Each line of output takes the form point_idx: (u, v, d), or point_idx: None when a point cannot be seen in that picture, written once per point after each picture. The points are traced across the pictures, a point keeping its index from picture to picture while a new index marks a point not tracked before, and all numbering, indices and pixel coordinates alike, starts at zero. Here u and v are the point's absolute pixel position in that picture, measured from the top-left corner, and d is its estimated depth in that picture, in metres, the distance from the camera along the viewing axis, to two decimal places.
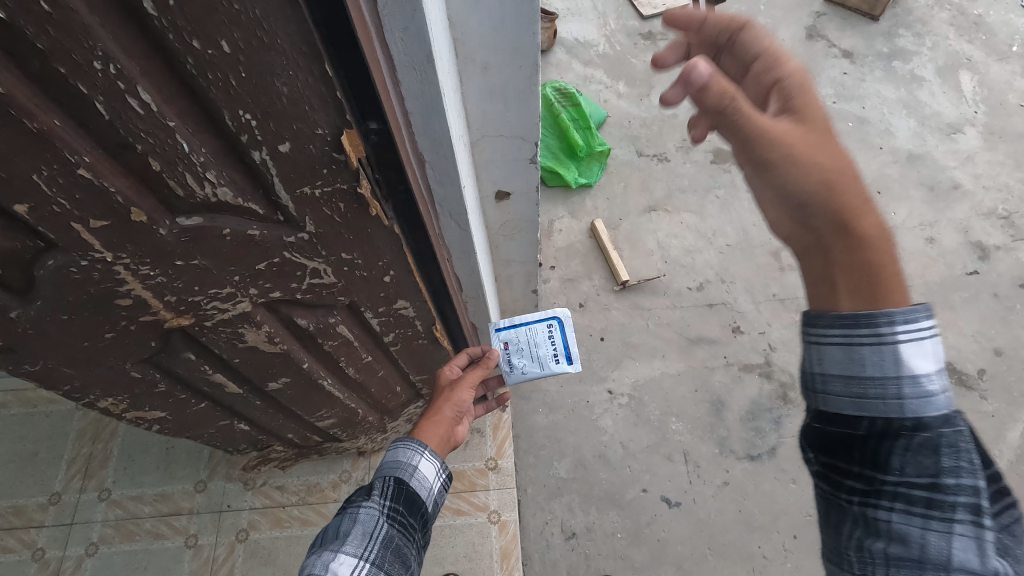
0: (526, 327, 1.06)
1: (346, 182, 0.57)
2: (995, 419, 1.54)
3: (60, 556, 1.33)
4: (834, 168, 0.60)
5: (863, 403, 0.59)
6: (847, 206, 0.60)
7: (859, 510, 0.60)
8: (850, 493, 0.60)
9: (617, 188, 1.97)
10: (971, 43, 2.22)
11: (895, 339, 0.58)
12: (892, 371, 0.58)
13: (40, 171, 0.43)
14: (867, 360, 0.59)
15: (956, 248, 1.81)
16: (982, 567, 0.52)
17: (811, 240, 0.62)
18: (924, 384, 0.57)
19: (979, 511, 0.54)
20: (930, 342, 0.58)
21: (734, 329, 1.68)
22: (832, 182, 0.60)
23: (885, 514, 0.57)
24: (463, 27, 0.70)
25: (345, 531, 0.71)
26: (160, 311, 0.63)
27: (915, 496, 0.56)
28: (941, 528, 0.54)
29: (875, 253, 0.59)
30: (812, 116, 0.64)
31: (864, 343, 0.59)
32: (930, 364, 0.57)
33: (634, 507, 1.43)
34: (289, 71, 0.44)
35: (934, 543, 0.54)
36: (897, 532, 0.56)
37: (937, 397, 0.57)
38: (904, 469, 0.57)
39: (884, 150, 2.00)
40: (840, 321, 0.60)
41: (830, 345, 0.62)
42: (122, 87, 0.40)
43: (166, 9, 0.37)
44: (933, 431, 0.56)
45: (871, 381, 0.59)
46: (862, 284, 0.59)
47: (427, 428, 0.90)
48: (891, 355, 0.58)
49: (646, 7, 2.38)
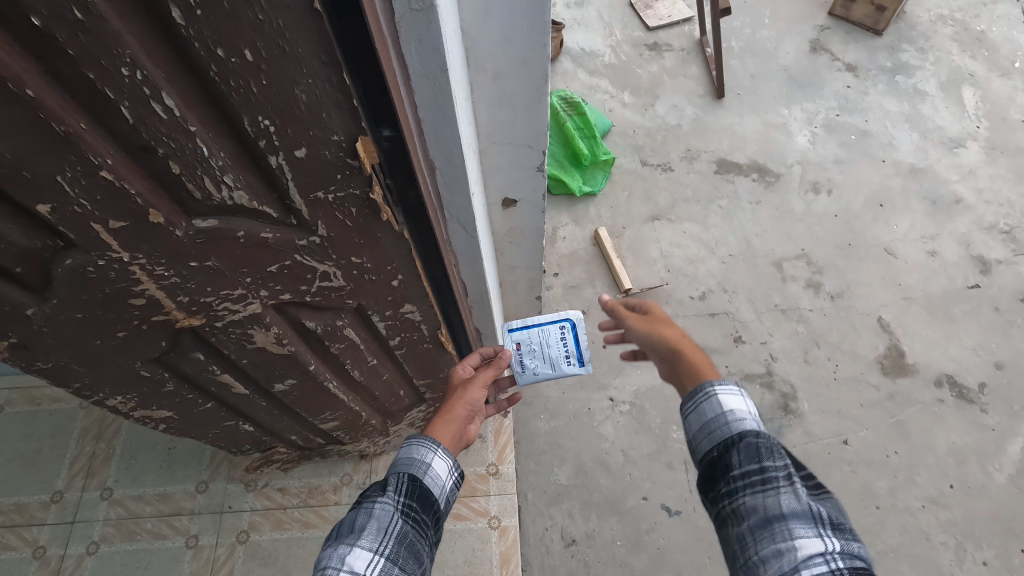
0: (538, 328, 1.11)
1: (359, 187, 0.58)
2: (995, 432, 1.54)
3: (60, 554, 1.33)
4: (664, 330, 0.94)
5: (709, 438, 0.73)
6: (678, 344, 0.90)
7: (729, 505, 0.66)
8: (722, 499, 0.67)
9: (620, 196, 1.98)
10: (974, 59, 2.24)
11: (714, 389, 0.76)
12: (718, 410, 0.74)
13: (64, 172, 0.44)
14: (703, 411, 0.76)
15: (957, 261, 1.82)
16: (801, 506, 0.62)
17: (671, 370, 0.90)
18: (742, 414, 0.73)
19: (792, 474, 0.65)
20: (740, 391, 0.76)
21: (736, 339, 1.69)
22: (664, 337, 0.93)
23: (741, 499, 0.65)
24: (475, 37, 0.71)
25: (360, 525, 0.71)
26: (172, 311, 0.64)
27: (752, 475, 0.66)
28: (774, 491, 0.63)
29: (690, 356, 0.87)
30: (655, 311, 0.99)
31: (699, 400, 0.77)
32: (741, 402, 0.74)
33: (633, 514, 1.43)
34: (308, 80, 0.46)
35: (777, 503, 0.62)
36: (752, 509, 0.64)
37: (750, 419, 0.72)
38: (740, 462, 0.67)
39: (887, 162, 2.01)
40: (687, 399, 0.79)
41: (688, 418, 0.78)
42: (148, 93, 0.41)
43: (193, 19, 0.38)
44: (752, 433, 0.70)
45: (710, 424, 0.74)
46: (689, 376, 0.85)
47: (441, 424, 0.90)
48: (716, 400, 0.75)
49: (651, 18, 2.40)
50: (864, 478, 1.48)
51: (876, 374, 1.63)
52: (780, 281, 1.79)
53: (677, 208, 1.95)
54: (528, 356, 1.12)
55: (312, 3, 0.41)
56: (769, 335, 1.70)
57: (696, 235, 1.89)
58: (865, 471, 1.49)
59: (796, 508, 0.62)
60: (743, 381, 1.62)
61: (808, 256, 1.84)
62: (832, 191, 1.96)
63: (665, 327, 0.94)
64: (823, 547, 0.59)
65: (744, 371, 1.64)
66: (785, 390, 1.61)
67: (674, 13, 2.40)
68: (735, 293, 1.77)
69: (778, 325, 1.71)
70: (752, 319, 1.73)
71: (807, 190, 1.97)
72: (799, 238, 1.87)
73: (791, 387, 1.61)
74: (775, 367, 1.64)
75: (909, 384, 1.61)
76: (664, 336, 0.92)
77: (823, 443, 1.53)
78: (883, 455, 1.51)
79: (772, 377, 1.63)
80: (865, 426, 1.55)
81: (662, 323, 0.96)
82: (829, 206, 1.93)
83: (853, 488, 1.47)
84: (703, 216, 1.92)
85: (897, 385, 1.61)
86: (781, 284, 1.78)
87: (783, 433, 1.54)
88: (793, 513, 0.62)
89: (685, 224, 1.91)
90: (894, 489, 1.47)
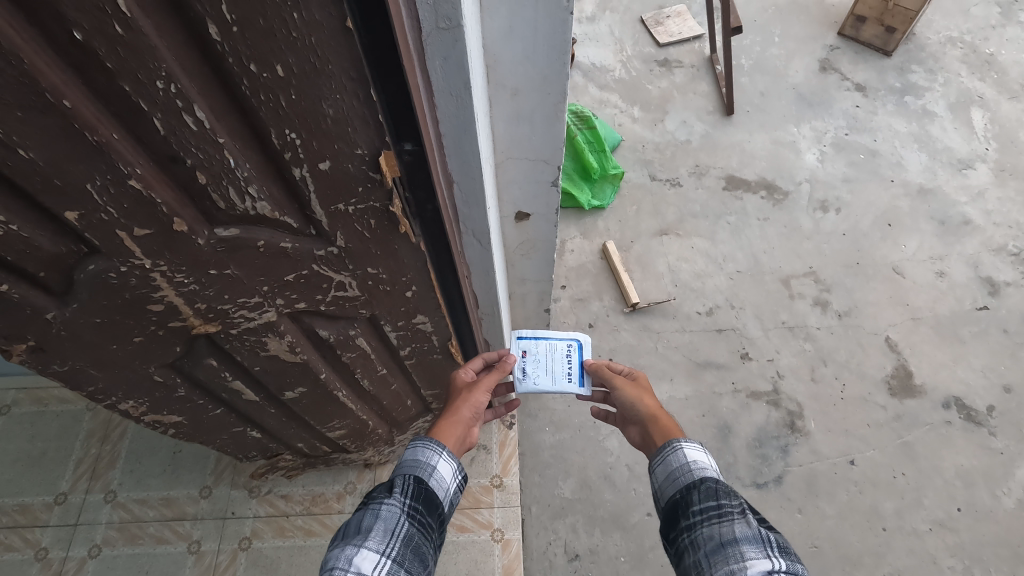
0: (547, 342, 1.13)
1: (379, 200, 0.59)
2: (1004, 456, 1.53)
3: (62, 557, 1.33)
4: (644, 395, 0.98)
5: (672, 481, 0.81)
6: (656, 413, 0.94)
7: (689, 536, 0.73)
8: (683, 533, 0.74)
9: (629, 210, 1.99)
10: (983, 81, 2.25)
11: (679, 442, 0.84)
12: (682, 459, 0.82)
13: (94, 181, 0.45)
14: (668, 459, 0.83)
15: (966, 282, 1.82)
16: (753, 532, 0.69)
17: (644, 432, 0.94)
18: (703, 463, 0.80)
19: (745, 508, 0.72)
20: (701, 447, 0.83)
21: (743, 355, 1.69)
22: (643, 400, 0.96)
23: (700, 530, 0.72)
24: (497, 55, 0.73)
25: (367, 526, 0.71)
26: (189, 317, 0.64)
27: (709, 507, 0.73)
28: (729, 520, 0.71)
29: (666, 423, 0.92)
30: (638, 375, 1.03)
31: (666, 452, 0.84)
32: (703, 454, 0.82)
33: (638, 531, 1.42)
34: (336, 95, 0.47)
35: (731, 529, 0.69)
36: (709, 537, 0.71)
37: (711, 468, 0.80)
38: (699, 499, 0.75)
39: (896, 183, 2.02)
40: (657, 454, 0.86)
41: (654, 469, 0.85)
42: (180, 105, 0.42)
43: (229, 36, 0.39)
44: (710, 477, 0.77)
45: (674, 473, 0.81)
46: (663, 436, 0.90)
47: (446, 427, 0.91)
48: (681, 452, 0.82)
49: (662, 34, 2.42)
50: (870, 498, 1.47)
51: (883, 395, 1.62)
52: (788, 298, 1.79)
53: (685, 223, 1.95)
54: (531, 367, 1.12)
55: (345, 21, 0.42)
56: (777, 353, 1.69)
57: (703, 251, 1.89)
58: (872, 492, 1.48)
59: (748, 533, 0.69)
60: (750, 398, 1.62)
61: (816, 274, 1.84)
62: (841, 210, 1.96)
63: (643, 393, 0.98)
64: (770, 565, 0.66)
65: (751, 388, 1.63)
66: (791, 409, 1.60)
67: (685, 30, 2.42)
68: (742, 310, 1.77)
69: (785, 343, 1.71)
70: (759, 336, 1.72)
71: (816, 209, 1.97)
72: (807, 255, 1.87)
73: (798, 405, 1.61)
74: (782, 385, 1.64)
75: (917, 406, 1.61)
76: (640, 402, 0.96)
77: (830, 462, 1.52)
78: (890, 476, 1.50)
79: (779, 395, 1.62)
80: (872, 446, 1.54)
81: (645, 390, 0.99)
82: (837, 224, 1.94)
83: (860, 508, 1.46)
84: (711, 232, 1.93)
85: (905, 407, 1.60)
86: (789, 301, 1.78)
87: (789, 452, 1.53)
88: (745, 537, 0.68)
89: (692, 239, 1.92)
90: (900, 511, 1.45)
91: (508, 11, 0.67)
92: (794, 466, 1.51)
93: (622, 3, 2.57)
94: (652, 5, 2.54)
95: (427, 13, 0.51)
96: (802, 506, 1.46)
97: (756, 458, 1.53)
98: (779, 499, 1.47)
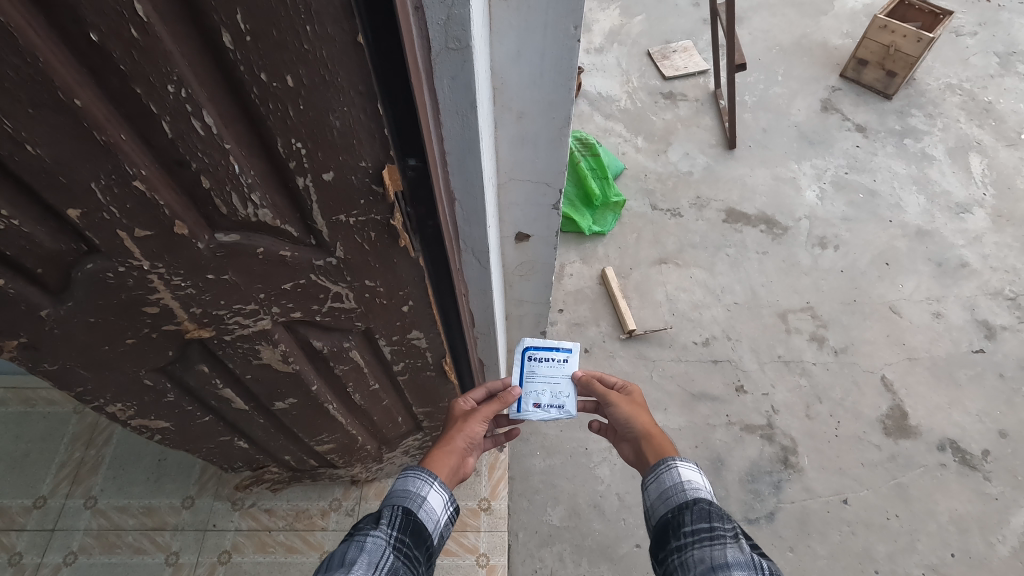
0: (525, 378, 1.06)
1: (380, 214, 0.59)
2: (998, 502, 1.51)
3: (36, 563, 1.30)
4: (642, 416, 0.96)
5: (667, 499, 0.80)
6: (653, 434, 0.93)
7: (679, 558, 0.73)
8: (672, 552, 0.74)
9: (629, 238, 2.00)
10: (981, 128, 2.29)
11: (674, 462, 0.82)
12: (679, 479, 0.80)
13: (99, 180, 0.45)
14: (664, 476, 0.82)
15: (962, 324, 1.82)
16: (743, 556, 0.69)
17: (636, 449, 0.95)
18: (695, 484, 0.79)
19: (737, 533, 0.72)
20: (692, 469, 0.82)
21: (738, 388, 1.68)
22: (643, 422, 0.95)
23: (690, 552, 0.72)
24: (504, 78, 0.74)
25: (351, 559, 0.70)
26: (183, 321, 0.64)
27: (700, 528, 0.73)
28: (719, 542, 0.70)
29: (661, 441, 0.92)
30: (631, 391, 1.01)
31: (661, 470, 0.83)
32: (697, 474, 0.81)
33: (625, 563, 1.39)
34: (344, 108, 0.47)
35: (722, 553, 0.69)
36: (700, 559, 0.70)
37: (703, 489, 0.79)
38: (691, 521, 0.74)
39: (894, 223, 2.04)
40: (651, 472, 0.84)
41: (649, 485, 0.84)
42: (190, 110, 0.43)
43: (242, 45, 0.40)
44: (703, 499, 0.76)
45: (668, 491, 0.80)
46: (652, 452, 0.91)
47: (439, 458, 0.90)
48: (676, 471, 0.81)
49: (668, 68, 2.46)
50: (863, 540, 1.45)
51: (879, 434, 1.61)
52: (784, 333, 1.79)
53: (684, 253, 1.96)
54: (552, 397, 1.05)
55: (356, 36, 0.43)
56: (771, 388, 1.68)
57: (701, 281, 1.90)
58: (865, 533, 1.46)
59: (740, 558, 0.69)
60: (743, 432, 1.60)
61: (813, 309, 1.84)
62: (839, 247, 1.98)
63: (638, 410, 0.98)
64: None
65: (745, 422, 1.62)
66: (786, 444, 1.59)
67: (690, 65, 2.47)
68: (738, 341, 1.77)
69: (780, 377, 1.71)
70: (755, 369, 1.72)
71: (814, 245, 1.98)
72: (805, 291, 1.88)
73: (792, 441, 1.59)
74: (776, 420, 1.63)
75: (912, 447, 1.59)
76: (635, 419, 0.96)
77: (823, 501, 1.50)
78: (883, 517, 1.48)
79: (773, 430, 1.61)
80: (865, 486, 1.53)
81: (641, 408, 0.98)
82: (835, 261, 1.95)
83: (852, 549, 1.43)
84: (710, 263, 1.94)
85: (899, 447, 1.59)
86: (786, 336, 1.79)
87: (782, 488, 1.52)
88: (737, 562, 0.68)
89: (691, 269, 1.92)
90: (894, 555, 1.43)
91: (517, 36, 0.69)
92: (787, 503, 1.49)
93: (630, 37, 2.62)
94: (659, 39, 2.60)
95: (438, 34, 0.52)
96: (793, 545, 1.44)
97: (748, 493, 1.51)
98: (770, 537, 1.45)
